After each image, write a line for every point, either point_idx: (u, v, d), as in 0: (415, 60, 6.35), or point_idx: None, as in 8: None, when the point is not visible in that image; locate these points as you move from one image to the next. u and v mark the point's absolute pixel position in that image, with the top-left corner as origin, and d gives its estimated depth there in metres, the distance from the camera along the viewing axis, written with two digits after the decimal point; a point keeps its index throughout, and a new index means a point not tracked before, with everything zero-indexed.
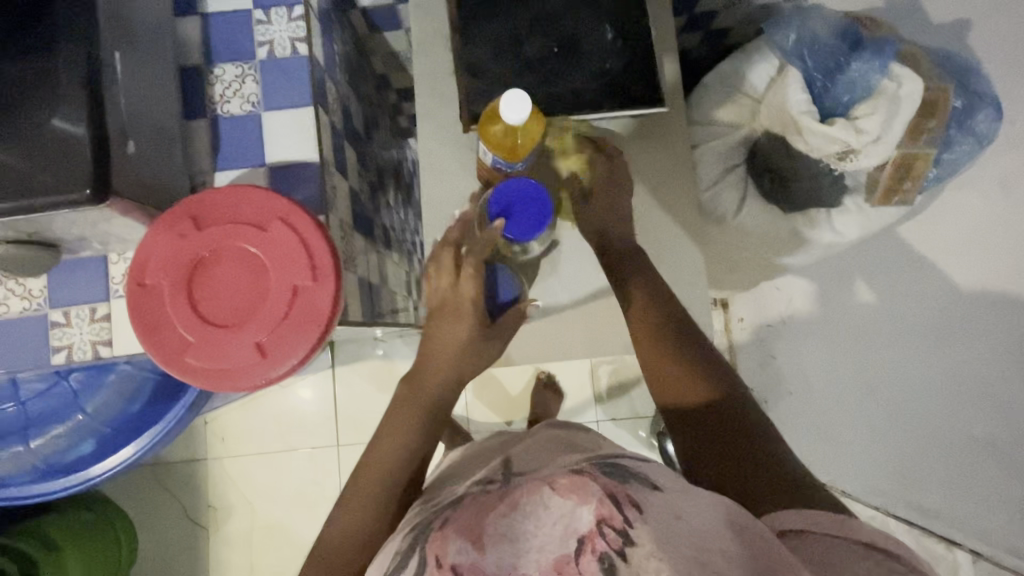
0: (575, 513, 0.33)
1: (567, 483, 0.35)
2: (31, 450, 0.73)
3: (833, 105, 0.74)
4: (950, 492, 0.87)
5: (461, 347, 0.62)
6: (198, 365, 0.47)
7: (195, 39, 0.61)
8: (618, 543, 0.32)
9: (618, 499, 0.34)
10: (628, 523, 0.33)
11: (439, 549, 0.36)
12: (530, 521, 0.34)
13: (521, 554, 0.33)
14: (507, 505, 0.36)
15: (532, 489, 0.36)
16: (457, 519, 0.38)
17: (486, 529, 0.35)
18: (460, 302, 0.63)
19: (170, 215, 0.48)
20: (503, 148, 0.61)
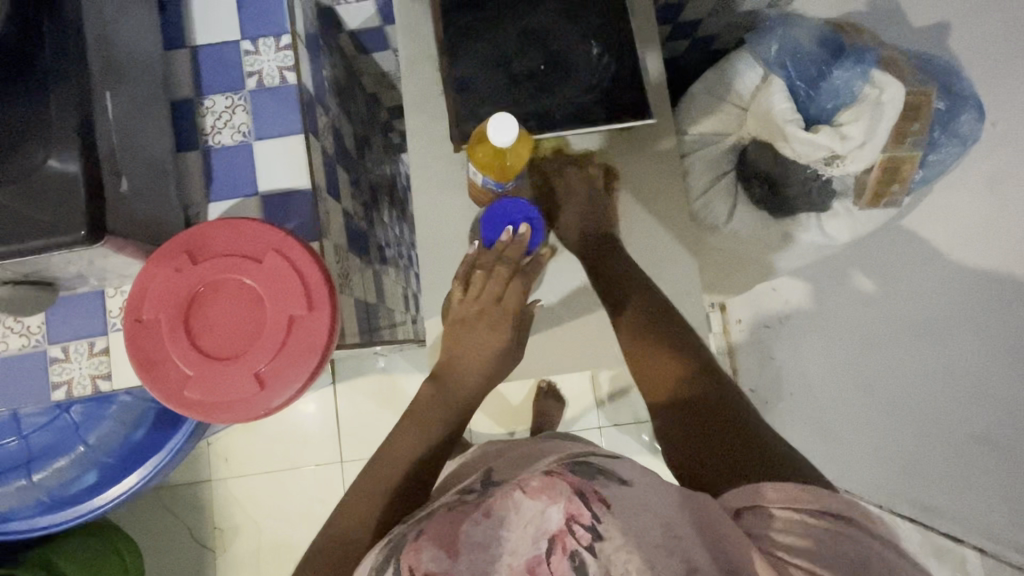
0: (545, 513, 0.38)
1: (538, 486, 0.40)
2: (34, 484, 0.73)
3: (819, 113, 0.75)
4: (954, 491, 0.83)
5: (487, 354, 0.66)
6: (198, 398, 0.48)
7: (185, 72, 0.62)
8: (587, 538, 0.36)
9: (585, 496, 0.38)
10: (595, 518, 0.37)
11: (413, 559, 0.39)
12: (503, 527, 0.39)
13: (495, 559, 0.38)
14: (483, 512, 0.41)
15: (506, 496, 0.41)
16: (433, 529, 0.41)
17: (463, 538, 0.39)
18: (502, 313, 0.67)
19: (166, 249, 0.49)
20: (492, 169, 0.62)
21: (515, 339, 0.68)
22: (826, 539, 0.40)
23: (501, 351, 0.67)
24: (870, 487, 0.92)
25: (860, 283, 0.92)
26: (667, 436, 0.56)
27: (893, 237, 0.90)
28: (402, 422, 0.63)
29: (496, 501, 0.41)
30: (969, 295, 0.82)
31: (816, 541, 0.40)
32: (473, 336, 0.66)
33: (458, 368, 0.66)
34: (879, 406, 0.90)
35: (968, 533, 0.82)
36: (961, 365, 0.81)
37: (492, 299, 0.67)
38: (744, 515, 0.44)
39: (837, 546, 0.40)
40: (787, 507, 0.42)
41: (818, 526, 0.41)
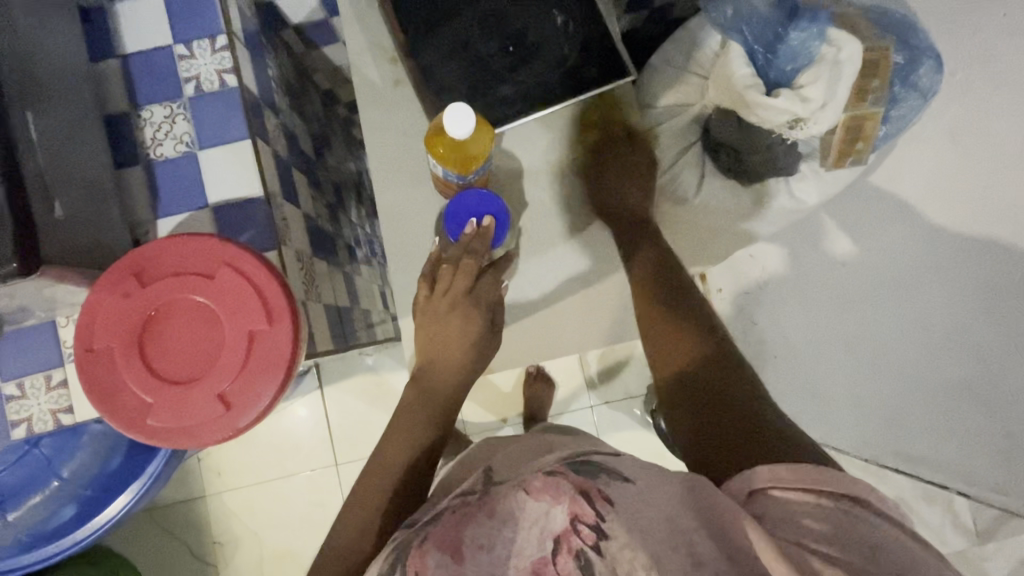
0: (549, 514, 0.38)
1: (540, 486, 0.40)
2: (10, 524, 0.70)
3: (778, 78, 0.73)
4: (936, 443, 0.88)
5: (467, 345, 0.65)
6: (161, 426, 0.46)
7: (117, 83, 0.59)
8: (592, 538, 0.37)
9: (589, 496, 0.39)
10: (599, 518, 0.38)
11: (418, 565, 0.39)
12: (507, 528, 0.39)
13: (498, 561, 0.38)
14: (488, 512, 0.41)
15: (509, 497, 0.41)
16: (439, 531, 0.41)
17: (467, 542, 0.39)
18: (473, 299, 0.66)
19: (112, 272, 0.47)
20: (454, 161, 0.59)
21: (489, 326, 0.67)
22: (841, 520, 0.39)
23: (477, 339, 0.66)
24: (857, 442, 0.92)
25: (823, 246, 0.92)
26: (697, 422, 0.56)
27: (866, 191, 0.89)
28: (391, 427, 0.63)
29: (501, 501, 0.41)
30: (929, 257, 0.86)
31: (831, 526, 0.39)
32: (448, 327, 0.65)
33: (438, 362, 0.65)
34: (864, 364, 0.90)
35: (951, 478, 0.88)
36: (934, 321, 0.86)
37: (463, 290, 0.65)
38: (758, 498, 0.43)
39: (851, 529, 0.38)
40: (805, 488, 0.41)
41: (831, 509, 0.40)
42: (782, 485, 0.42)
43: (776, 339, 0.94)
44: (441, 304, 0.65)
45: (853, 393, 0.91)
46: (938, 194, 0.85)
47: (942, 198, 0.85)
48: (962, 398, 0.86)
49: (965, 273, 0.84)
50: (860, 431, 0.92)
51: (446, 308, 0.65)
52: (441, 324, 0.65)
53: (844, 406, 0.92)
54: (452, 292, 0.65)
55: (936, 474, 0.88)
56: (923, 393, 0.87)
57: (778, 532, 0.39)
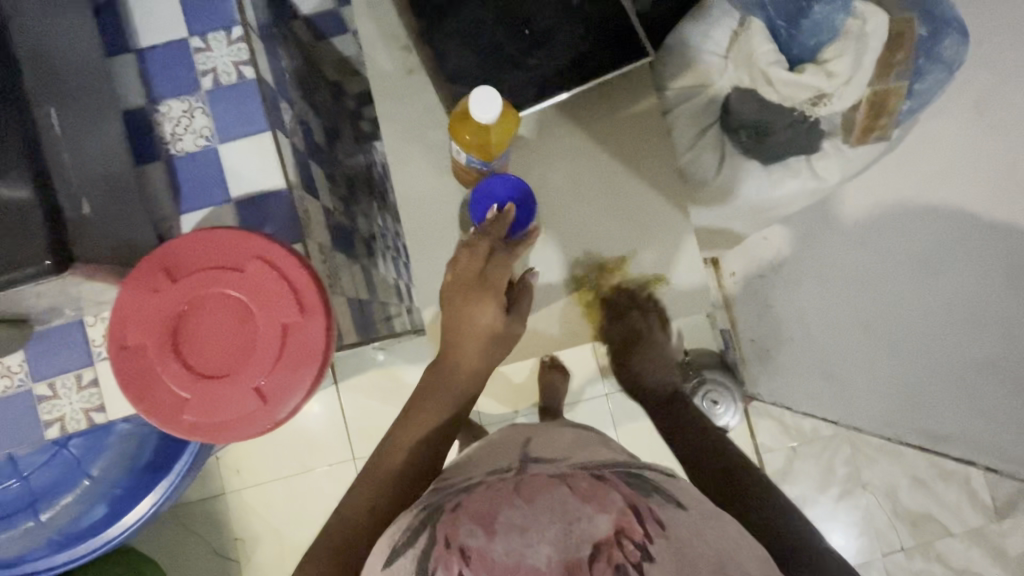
0: (593, 519, 0.36)
1: (587, 491, 0.38)
2: (43, 524, 0.71)
3: (801, 53, 0.74)
4: (958, 416, 0.89)
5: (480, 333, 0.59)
6: (199, 421, 0.46)
7: (133, 78, 0.58)
8: (636, 556, 0.34)
9: (639, 514, 0.36)
10: (647, 538, 0.35)
11: (449, 530, 0.37)
12: (544, 517, 0.36)
13: (530, 547, 0.35)
14: (525, 499, 0.38)
15: (551, 490, 0.39)
16: (473, 504, 0.40)
17: (499, 518, 0.37)
18: (488, 284, 0.59)
19: (142, 268, 0.46)
20: (474, 148, 0.59)
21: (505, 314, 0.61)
22: None
23: (493, 331, 0.60)
24: (878, 422, 0.92)
25: (840, 224, 0.91)
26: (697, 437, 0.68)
27: (886, 168, 0.88)
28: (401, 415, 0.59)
29: (541, 492, 0.39)
30: (949, 231, 0.86)
31: None
32: (461, 314, 0.59)
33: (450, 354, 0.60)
34: (886, 346, 0.90)
35: (975, 453, 0.91)
36: (962, 294, 0.86)
37: (473, 272, 0.59)
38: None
39: None
40: None
41: None
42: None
43: (791, 320, 0.93)
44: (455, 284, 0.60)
45: (873, 374, 0.91)
46: (954, 175, 0.87)
47: (963, 173, 0.86)
48: (988, 376, 0.86)
49: (983, 252, 0.85)
50: (882, 410, 0.92)
51: (458, 291, 0.60)
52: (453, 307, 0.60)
53: (865, 387, 0.92)
54: (465, 272, 0.60)
55: (962, 450, 0.91)
56: (946, 372, 0.88)
57: None
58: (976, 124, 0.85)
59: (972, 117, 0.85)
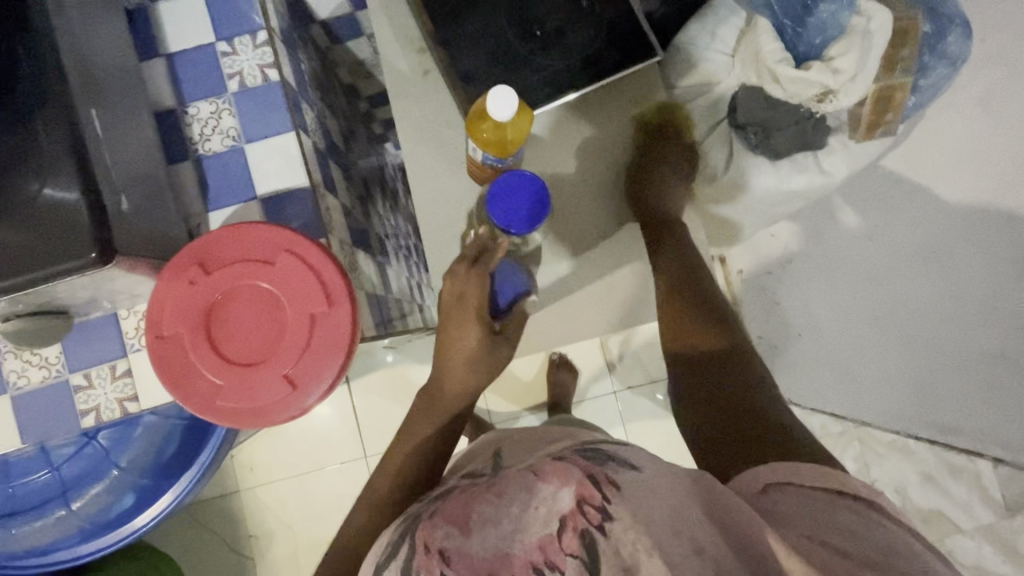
0: (557, 496, 0.39)
1: (550, 469, 0.41)
2: (74, 512, 0.73)
3: (807, 50, 0.75)
4: (963, 409, 0.90)
5: (466, 351, 0.63)
6: (230, 408, 0.48)
7: (164, 81, 0.60)
8: (597, 518, 0.37)
9: (596, 480, 0.39)
10: (606, 500, 0.38)
11: (427, 537, 0.40)
12: (513, 504, 0.39)
13: (503, 534, 0.38)
14: (496, 493, 0.41)
15: (517, 477, 0.42)
16: (447, 508, 0.42)
17: (474, 516, 0.40)
18: (465, 309, 0.62)
19: (177, 262, 0.48)
20: (492, 145, 0.60)
21: (486, 334, 0.63)
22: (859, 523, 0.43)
23: (474, 351, 0.63)
24: (887, 415, 0.95)
25: (844, 218, 0.92)
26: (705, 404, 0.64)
27: (895, 164, 0.89)
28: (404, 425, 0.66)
29: (507, 482, 0.42)
30: (958, 224, 0.86)
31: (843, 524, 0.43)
32: (444, 337, 0.64)
33: (441, 371, 0.64)
34: (896, 340, 0.90)
35: (986, 445, 0.93)
36: (969, 287, 0.86)
37: (453, 296, 0.63)
38: (770, 491, 0.48)
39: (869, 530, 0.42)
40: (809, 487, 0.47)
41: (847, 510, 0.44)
42: (790, 478, 0.48)
43: (799, 317, 0.95)
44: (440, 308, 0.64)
45: (882, 369, 0.92)
46: (962, 169, 0.87)
47: (972, 167, 0.86)
48: (997, 367, 0.86)
49: (994, 245, 0.85)
50: (891, 405, 0.94)
51: (445, 315, 0.64)
52: (440, 332, 0.64)
53: (873, 381, 0.93)
54: (448, 297, 0.63)
55: (970, 441, 0.93)
56: (954, 366, 0.88)
57: (794, 526, 0.43)
58: (982, 119, 0.86)
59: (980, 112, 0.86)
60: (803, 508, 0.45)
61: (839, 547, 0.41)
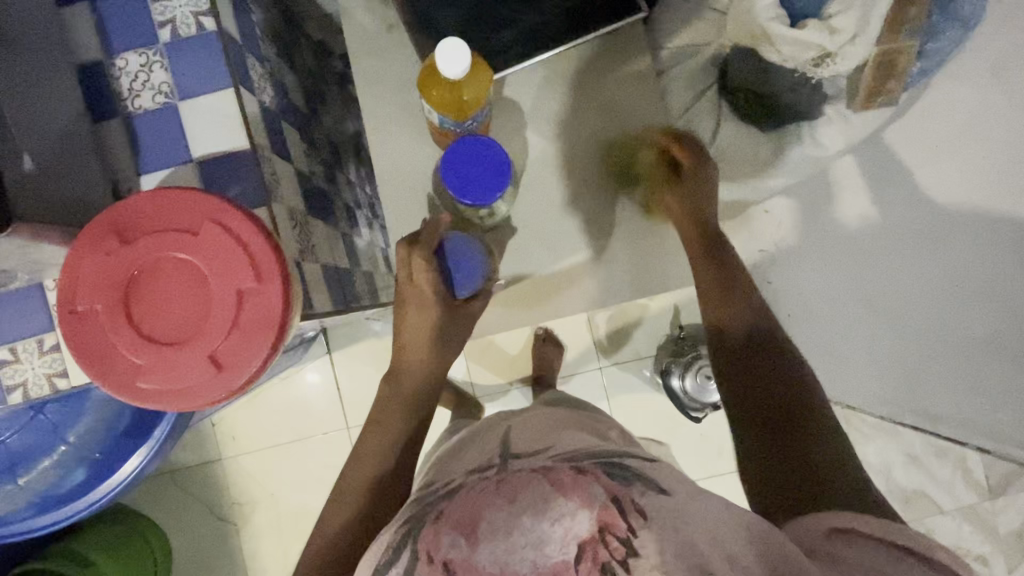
0: (577, 518, 0.38)
1: (570, 484, 0.40)
2: (23, 488, 0.71)
3: (805, 6, 0.64)
4: (954, 395, 0.87)
5: (429, 334, 0.64)
6: (152, 388, 0.44)
7: (85, 29, 0.54)
8: (620, 552, 0.37)
9: (621, 506, 0.39)
10: (631, 531, 0.38)
11: (432, 544, 0.40)
12: (527, 519, 0.38)
13: (514, 551, 0.38)
14: (507, 497, 0.40)
15: (532, 486, 0.40)
16: (454, 510, 0.41)
17: (483, 527, 0.39)
18: (421, 292, 0.62)
19: (90, 232, 0.44)
20: (449, 107, 0.55)
21: (445, 314, 0.63)
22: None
23: (435, 330, 0.64)
24: (874, 400, 0.89)
25: (843, 199, 0.85)
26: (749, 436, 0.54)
27: (897, 134, 0.83)
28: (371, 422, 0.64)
29: (523, 488, 0.41)
30: (950, 210, 0.83)
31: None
32: (405, 323, 0.64)
33: (410, 359, 0.65)
34: (889, 323, 0.86)
35: (973, 435, 0.89)
36: (961, 269, 0.84)
37: (408, 279, 0.62)
38: (835, 538, 0.44)
39: None
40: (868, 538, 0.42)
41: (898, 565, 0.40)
42: (859, 525, 0.43)
43: (792, 299, 0.87)
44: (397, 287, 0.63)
45: (869, 352, 0.87)
46: (964, 144, 0.82)
47: (972, 147, 0.82)
48: (991, 354, 0.85)
49: (990, 229, 0.83)
50: (877, 388, 0.88)
51: (401, 295, 0.63)
52: (399, 313, 0.64)
53: (861, 364, 0.88)
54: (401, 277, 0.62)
55: (956, 429, 0.89)
56: (944, 350, 0.86)
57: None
58: (990, 88, 0.81)
59: (990, 81, 0.80)
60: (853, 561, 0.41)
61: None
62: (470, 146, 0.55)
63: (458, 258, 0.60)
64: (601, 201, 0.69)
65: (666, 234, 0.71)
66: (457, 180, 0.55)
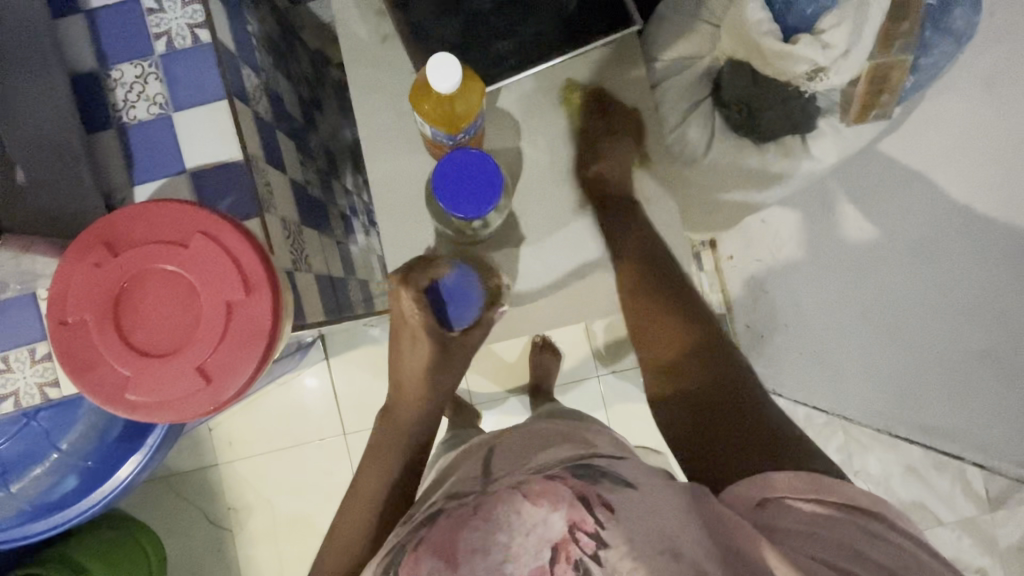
0: (547, 521, 0.38)
1: (539, 490, 0.40)
2: (13, 495, 0.71)
3: (797, 22, 0.68)
4: (951, 410, 0.87)
5: (422, 366, 0.66)
6: (141, 400, 0.44)
7: (82, 40, 0.54)
8: (591, 546, 0.37)
9: (588, 502, 0.39)
10: (599, 525, 0.38)
11: (413, 574, 0.39)
12: (502, 533, 0.38)
13: (495, 566, 0.37)
14: (481, 517, 0.40)
15: (503, 501, 0.40)
16: (434, 535, 0.41)
17: (461, 547, 0.39)
18: (413, 328, 0.65)
19: (80, 243, 0.44)
20: (441, 121, 0.55)
21: (438, 352, 0.66)
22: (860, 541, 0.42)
23: (428, 368, 0.66)
24: (870, 413, 0.89)
25: (844, 213, 0.86)
26: (683, 420, 0.62)
27: (892, 149, 0.83)
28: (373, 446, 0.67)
29: (495, 505, 0.40)
30: (946, 224, 0.83)
31: (847, 541, 0.42)
32: (399, 359, 0.67)
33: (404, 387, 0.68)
34: (882, 336, 0.87)
35: (967, 450, 0.89)
36: (952, 279, 0.84)
37: (400, 316, 0.65)
38: (768, 506, 0.46)
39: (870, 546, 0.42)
40: (804, 499, 0.46)
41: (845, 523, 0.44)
42: (795, 491, 0.46)
43: (788, 309, 0.89)
44: (391, 320, 0.66)
45: (863, 364, 0.88)
46: (960, 158, 0.83)
47: (968, 159, 0.82)
48: (983, 366, 0.85)
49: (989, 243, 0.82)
50: (872, 401, 0.89)
51: (395, 328, 0.66)
52: (393, 346, 0.67)
53: (856, 378, 0.89)
54: (395, 312, 0.65)
55: (950, 443, 0.89)
56: (940, 365, 0.86)
57: (790, 543, 0.43)
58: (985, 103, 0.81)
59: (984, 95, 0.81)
60: (803, 523, 0.44)
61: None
62: (461, 162, 0.55)
63: (451, 291, 0.63)
64: (595, 212, 0.68)
65: (624, 243, 0.67)
66: (446, 197, 0.55)
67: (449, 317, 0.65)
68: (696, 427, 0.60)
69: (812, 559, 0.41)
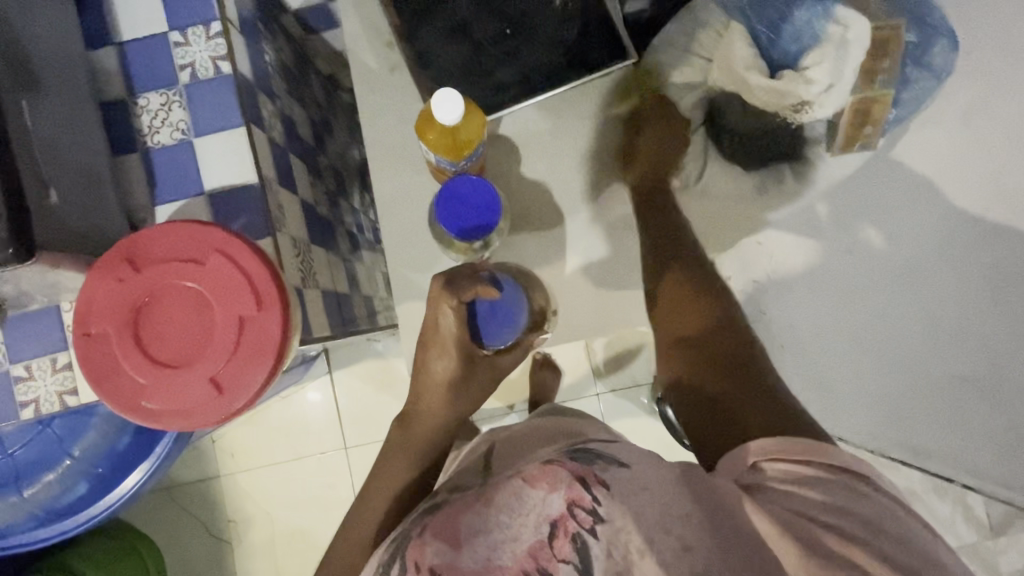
0: (547, 501, 0.40)
1: (537, 474, 0.42)
2: (27, 499, 0.73)
3: (783, 57, 0.70)
4: (946, 434, 0.81)
5: (449, 381, 0.61)
6: (155, 407, 0.47)
7: (113, 71, 0.59)
8: (588, 520, 0.39)
9: (585, 482, 0.40)
10: (596, 501, 0.40)
11: (417, 554, 0.40)
12: (504, 514, 0.40)
13: (496, 549, 0.39)
14: (484, 502, 0.42)
15: (506, 487, 0.42)
16: (437, 523, 0.43)
17: (463, 530, 0.40)
18: (444, 340, 0.59)
19: (106, 259, 0.47)
20: (446, 148, 0.59)
21: (465, 364, 0.60)
22: (850, 498, 0.43)
23: (450, 378, 0.61)
24: (863, 435, 0.83)
25: (856, 235, 0.80)
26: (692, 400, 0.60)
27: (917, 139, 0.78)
28: (380, 458, 0.64)
29: (497, 490, 0.42)
30: (934, 242, 0.79)
31: (835, 499, 0.43)
32: (421, 367, 0.61)
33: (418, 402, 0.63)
34: (871, 357, 0.82)
35: (958, 473, 0.82)
36: (944, 313, 0.79)
37: (433, 325, 0.59)
38: (757, 471, 0.47)
39: (860, 503, 0.43)
40: (798, 460, 0.46)
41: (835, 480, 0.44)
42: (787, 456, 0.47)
43: (783, 331, 0.82)
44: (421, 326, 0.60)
45: (856, 385, 0.83)
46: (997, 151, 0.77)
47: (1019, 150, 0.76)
48: (969, 393, 0.80)
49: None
50: (865, 424, 0.83)
51: (424, 337, 0.60)
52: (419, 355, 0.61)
53: (850, 400, 0.83)
54: (428, 319, 0.59)
55: (941, 466, 0.82)
56: (929, 386, 0.81)
57: (782, 502, 0.44)
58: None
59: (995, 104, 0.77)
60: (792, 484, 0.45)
61: (836, 528, 0.41)
62: (467, 187, 0.58)
63: (497, 310, 0.59)
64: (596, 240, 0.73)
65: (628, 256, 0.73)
66: (447, 217, 0.58)
67: (482, 337, 0.61)
68: (706, 408, 0.59)
69: (798, 516, 0.42)
